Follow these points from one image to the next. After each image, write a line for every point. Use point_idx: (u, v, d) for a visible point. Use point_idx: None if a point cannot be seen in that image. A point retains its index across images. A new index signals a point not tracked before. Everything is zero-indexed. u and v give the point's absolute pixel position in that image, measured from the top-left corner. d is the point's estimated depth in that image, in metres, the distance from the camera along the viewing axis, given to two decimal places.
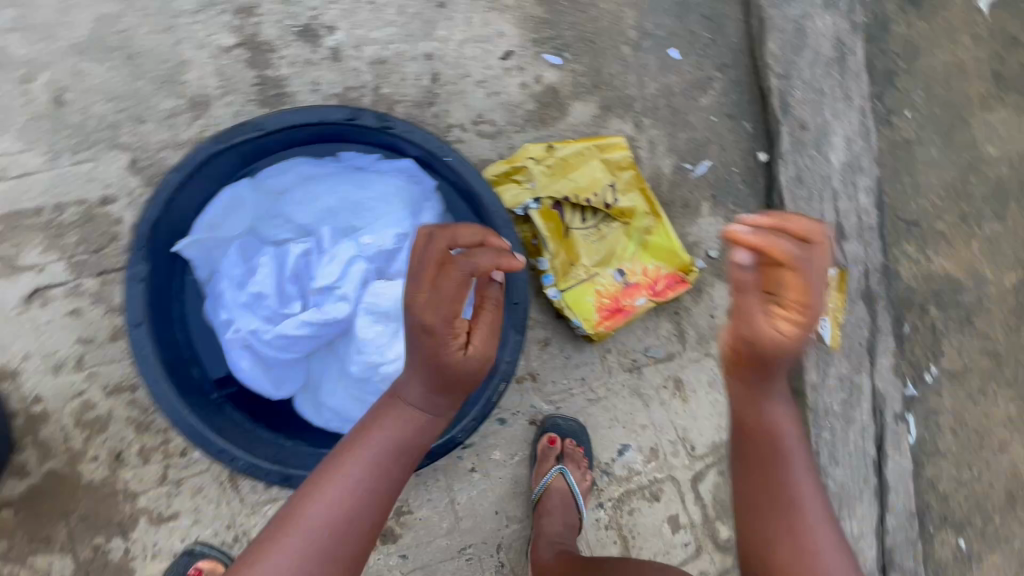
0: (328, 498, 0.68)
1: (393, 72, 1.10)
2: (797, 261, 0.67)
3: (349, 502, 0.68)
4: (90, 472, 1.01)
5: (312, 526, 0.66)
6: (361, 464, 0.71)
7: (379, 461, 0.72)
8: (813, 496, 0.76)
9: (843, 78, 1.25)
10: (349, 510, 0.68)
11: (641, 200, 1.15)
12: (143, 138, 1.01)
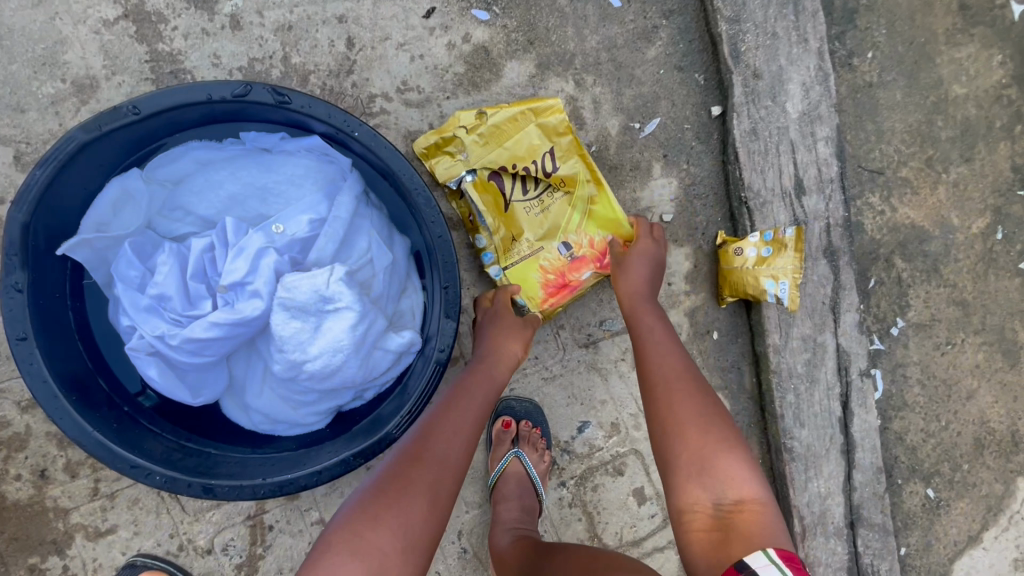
0: (405, 513, 0.66)
1: (302, 40, 1.01)
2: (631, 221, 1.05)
3: (425, 514, 0.67)
4: (15, 492, 0.96)
5: (388, 543, 0.64)
6: (430, 475, 0.70)
7: (445, 470, 0.72)
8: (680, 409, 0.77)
9: (798, 19, 1.15)
10: (424, 523, 0.67)
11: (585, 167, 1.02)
12: (26, 128, 0.94)
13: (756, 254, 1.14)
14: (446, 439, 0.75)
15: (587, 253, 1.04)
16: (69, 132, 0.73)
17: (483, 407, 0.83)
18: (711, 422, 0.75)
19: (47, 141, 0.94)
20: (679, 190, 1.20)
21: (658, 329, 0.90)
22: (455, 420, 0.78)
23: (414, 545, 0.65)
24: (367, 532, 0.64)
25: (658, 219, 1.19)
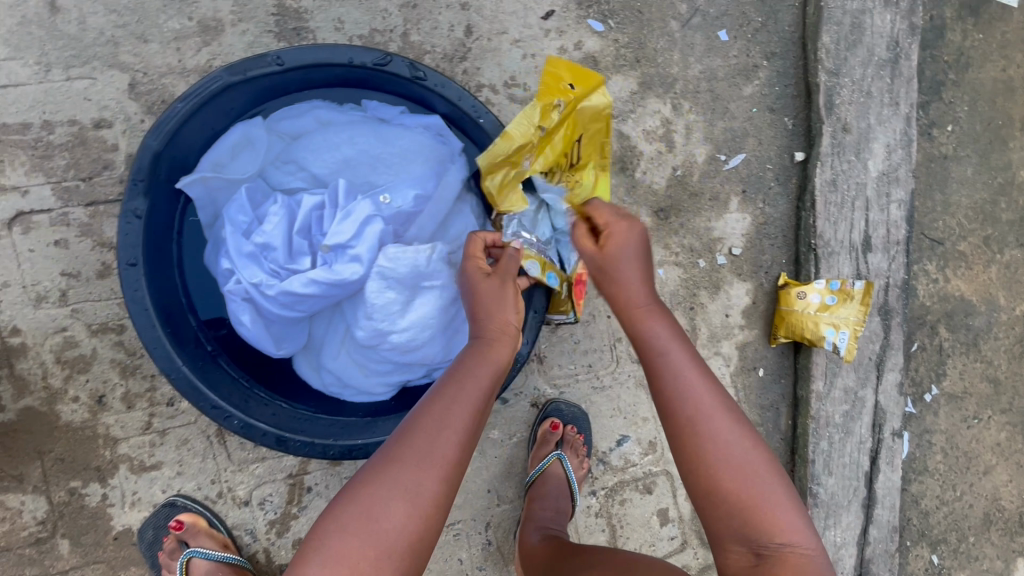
0: (379, 518, 0.61)
1: (424, 19, 1.03)
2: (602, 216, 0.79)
3: (404, 517, 0.61)
4: (68, 413, 0.96)
5: (363, 555, 0.59)
6: (410, 478, 0.62)
7: (430, 470, 0.63)
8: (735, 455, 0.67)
9: (893, 82, 1.19)
10: (404, 528, 0.61)
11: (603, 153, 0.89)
12: (146, 59, 0.94)
13: (819, 300, 1.18)
14: (433, 435, 0.64)
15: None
16: (216, 72, 0.75)
17: (481, 390, 0.68)
18: (758, 471, 0.67)
19: (164, 74, 0.94)
20: (752, 227, 1.22)
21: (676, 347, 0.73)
22: (447, 405, 0.67)
23: (389, 552, 0.60)
24: (339, 540, 0.60)
25: (727, 251, 1.22)
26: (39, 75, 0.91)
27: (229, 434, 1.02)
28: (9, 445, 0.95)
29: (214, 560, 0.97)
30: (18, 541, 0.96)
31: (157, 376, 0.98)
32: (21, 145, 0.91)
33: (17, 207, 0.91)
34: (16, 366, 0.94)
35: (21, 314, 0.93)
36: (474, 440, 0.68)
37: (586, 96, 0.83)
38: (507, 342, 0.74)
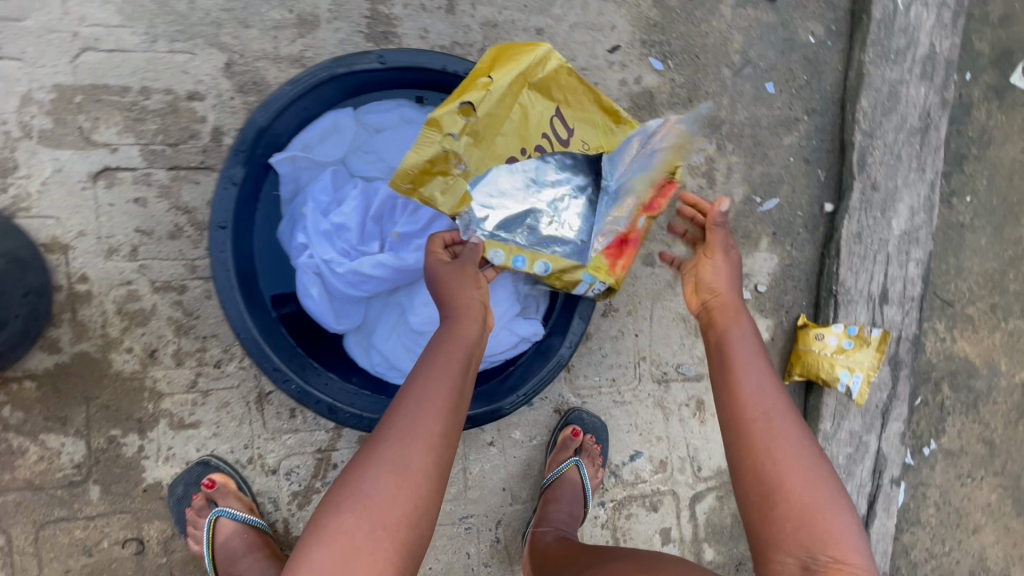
0: (371, 496, 0.65)
1: (501, 39, 1.10)
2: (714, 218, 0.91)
3: (394, 494, 0.65)
4: (120, 363, 1.00)
5: (360, 529, 0.63)
6: (399, 458, 0.66)
7: (416, 448, 0.67)
8: (776, 452, 0.69)
9: (922, 149, 1.27)
10: (396, 504, 0.65)
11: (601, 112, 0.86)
12: (244, 42, 1.00)
13: (837, 343, 1.26)
14: (417, 415, 0.69)
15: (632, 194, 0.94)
16: (325, 63, 0.82)
17: (453, 368, 0.73)
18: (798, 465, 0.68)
19: (259, 58, 1.01)
20: (778, 267, 1.30)
21: (753, 348, 0.81)
22: (431, 385, 0.71)
23: (386, 524, 0.64)
24: (337, 519, 0.64)
25: (753, 287, 1.29)
26: (143, 44, 0.97)
27: (268, 403, 1.05)
28: (58, 387, 0.98)
29: (240, 522, 1.00)
30: (52, 482, 0.99)
31: (209, 338, 1.02)
32: (116, 106, 0.96)
33: (104, 162, 0.96)
34: (78, 312, 0.97)
35: (91, 263, 0.97)
36: (457, 418, 0.72)
37: (535, 65, 0.79)
38: (471, 322, 0.78)
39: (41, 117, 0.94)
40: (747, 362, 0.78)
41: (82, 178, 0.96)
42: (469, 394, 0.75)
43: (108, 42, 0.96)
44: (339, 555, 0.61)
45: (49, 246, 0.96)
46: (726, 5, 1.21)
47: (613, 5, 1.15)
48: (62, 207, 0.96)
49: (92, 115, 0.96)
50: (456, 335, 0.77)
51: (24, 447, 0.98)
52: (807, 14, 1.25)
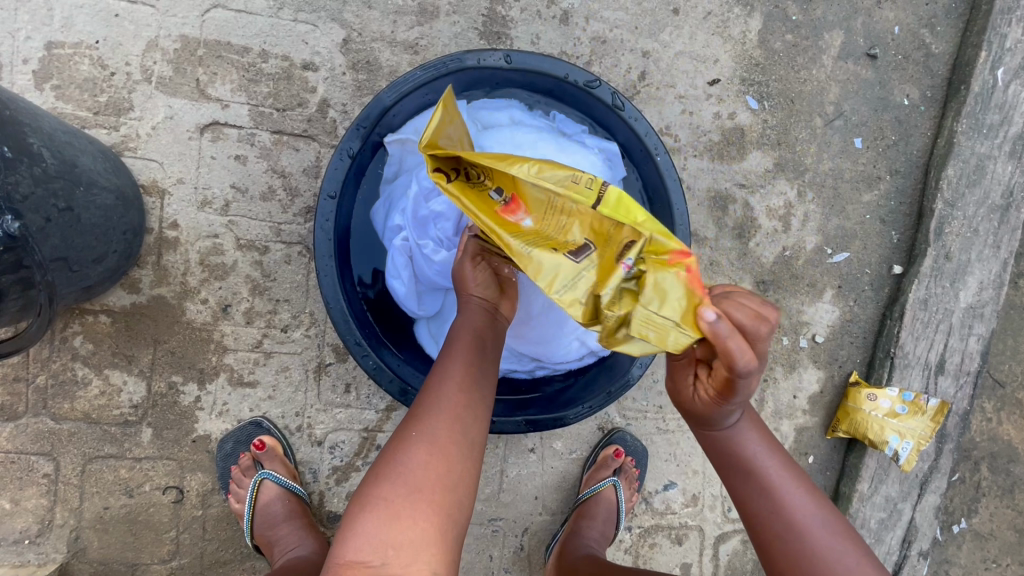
0: (404, 462, 0.61)
1: (608, 55, 1.12)
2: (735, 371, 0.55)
3: (428, 460, 0.61)
4: (193, 312, 1.01)
5: (398, 493, 0.58)
6: (428, 428, 0.63)
7: (444, 417, 0.64)
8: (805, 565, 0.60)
9: (1000, 227, 1.24)
10: (432, 469, 0.60)
11: (522, 193, 0.64)
12: (364, 21, 1.02)
13: (889, 406, 1.24)
14: (442, 389, 0.66)
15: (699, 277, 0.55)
16: (458, 54, 0.85)
17: (468, 346, 0.72)
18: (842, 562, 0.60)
19: (375, 39, 1.03)
20: (838, 321, 1.29)
21: (759, 447, 0.66)
22: (451, 363, 0.69)
23: (421, 490, 0.59)
24: (375, 489, 0.60)
25: (810, 336, 1.28)
26: (270, 10, 1.00)
27: (325, 374, 1.05)
28: (131, 326, 0.99)
29: (282, 487, 1.01)
30: (108, 418, 1.00)
31: (281, 302, 1.03)
32: (235, 64, 0.99)
33: (214, 116, 0.99)
34: (163, 257, 0.99)
35: (184, 211, 0.99)
36: (483, 391, 0.69)
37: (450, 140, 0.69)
38: (483, 312, 0.76)
39: (163, 64, 0.98)
40: (752, 488, 0.64)
41: (192, 128, 0.99)
42: (493, 369, 0.72)
43: (238, 2, 0.99)
44: (379, 523, 0.57)
45: (148, 188, 0.98)
46: (828, 56, 1.22)
47: (718, 39, 1.17)
48: (168, 153, 0.99)
49: (212, 70, 0.99)
50: (472, 320, 0.75)
51: (87, 379, 0.99)
52: (904, 77, 1.26)
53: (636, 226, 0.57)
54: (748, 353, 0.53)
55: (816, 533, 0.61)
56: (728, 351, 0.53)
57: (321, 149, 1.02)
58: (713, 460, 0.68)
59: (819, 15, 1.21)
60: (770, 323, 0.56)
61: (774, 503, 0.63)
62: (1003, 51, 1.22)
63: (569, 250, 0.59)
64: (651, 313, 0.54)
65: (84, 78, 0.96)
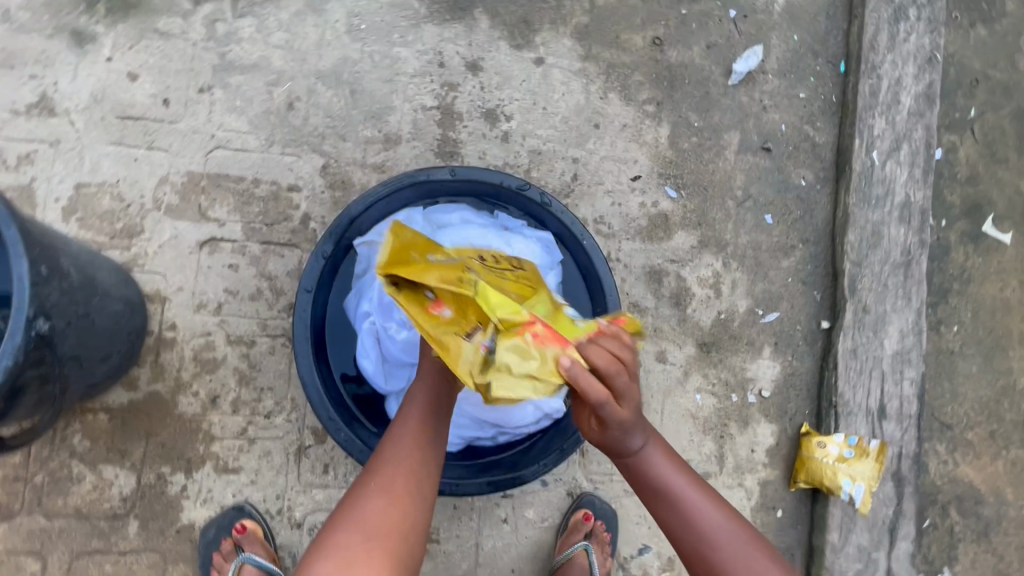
0: (362, 512, 0.69)
1: (544, 163, 1.35)
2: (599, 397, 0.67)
3: (383, 508, 0.70)
4: (184, 405, 1.11)
5: (355, 538, 0.67)
6: (385, 479, 0.72)
7: (400, 471, 0.73)
8: (722, 555, 0.72)
9: (906, 281, 1.41)
10: (386, 518, 0.69)
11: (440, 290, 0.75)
12: (341, 151, 1.25)
13: (838, 451, 1.33)
14: (400, 444, 0.76)
15: (547, 339, 0.67)
16: (413, 172, 1.06)
17: (422, 404, 0.81)
18: (739, 557, 0.72)
19: (350, 164, 1.25)
20: (781, 375, 1.40)
21: (668, 467, 0.76)
22: (408, 422, 0.79)
23: (377, 535, 0.67)
24: (334, 535, 0.68)
25: (757, 391, 1.39)
26: (262, 148, 1.22)
27: (305, 456, 1.13)
28: (127, 422, 1.09)
29: (262, 569, 1.05)
30: (97, 512, 1.06)
31: (265, 390, 1.14)
32: (232, 191, 1.20)
33: (212, 234, 1.17)
34: (161, 355, 1.12)
35: (182, 314, 1.14)
36: (435, 447, 0.79)
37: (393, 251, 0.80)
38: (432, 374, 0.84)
39: (172, 195, 1.18)
40: (668, 504, 0.74)
41: (193, 244, 1.17)
42: (446, 430, 0.82)
43: (236, 144, 1.22)
44: (337, 566, 0.64)
45: (152, 297, 1.14)
46: (729, 151, 1.46)
47: (636, 144, 1.41)
48: (172, 266, 1.15)
49: (213, 196, 1.19)
50: (428, 379, 0.82)
51: (80, 475, 1.06)
52: (798, 163, 1.49)
53: (488, 310, 0.68)
54: (598, 389, 0.66)
55: (726, 542, 0.73)
56: (581, 381, 0.65)
57: (303, 255, 1.20)
58: (630, 482, 0.77)
59: (716, 120, 1.46)
60: (619, 364, 0.68)
61: (683, 515, 0.74)
62: (874, 138, 1.46)
63: (465, 333, 0.70)
64: (509, 375, 0.65)
65: (105, 210, 1.15)
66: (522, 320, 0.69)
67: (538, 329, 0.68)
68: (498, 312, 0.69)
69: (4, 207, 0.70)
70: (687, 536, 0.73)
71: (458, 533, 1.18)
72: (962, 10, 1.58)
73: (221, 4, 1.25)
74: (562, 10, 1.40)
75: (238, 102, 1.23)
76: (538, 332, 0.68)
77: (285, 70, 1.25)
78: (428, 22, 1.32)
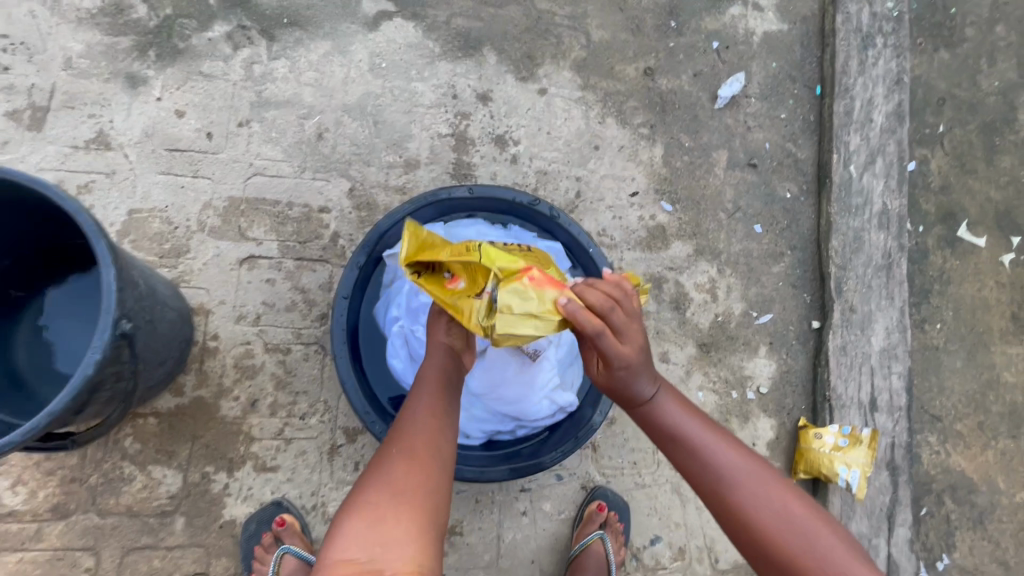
0: (387, 475, 0.76)
1: (549, 182, 1.48)
2: (596, 331, 0.76)
3: (407, 471, 0.77)
4: (226, 408, 1.20)
5: (384, 497, 0.74)
6: (406, 446, 0.80)
7: (419, 437, 0.81)
8: (738, 487, 0.79)
9: (888, 282, 1.52)
10: (409, 479, 0.76)
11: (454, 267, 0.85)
12: (366, 176, 1.38)
13: (833, 442, 1.42)
14: (417, 416, 0.84)
15: (543, 283, 0.77)
16: (436, 192, 1.18)
17: (434, 379, 0.89)
18: (752, 489, 0.79)
19: (374, 187, 1.38)
20: (777, 372, 1.50)
21: (678, 412, 0.85)
22: (423, 396, 0.87)
23: (402, 494, 0.74)
24: (363, 497, 0.75)
25: (756, 388, 1.48)
26: (295, 174, 1.35)
27: (337, 454, 1.22)
28: (174, 425, 1.18)
29: (302, 559, 1.14)
30: (147, 509, 1.15)
31: (300, 394, 1.23)
32: (268, 213, 1.32)
33: (251, 252, 1.29)
34: (205, 363, 1.22)
35: (224, 325, 1.24)
36: (449, 417, 0.87)
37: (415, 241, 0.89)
38: (440, 352, 0.93)
39: (214, 218, 1.30)
40: (682, 447, 0.83)
41: (234, 262, 1.28)
42: (458, 401, 0.90)
43: (272, 171, 1.34)
44: (369, 522, 0.71)
45: (197, 310, 1.24)
46: (718, 168, 1.59)
47: (632, 163, 1.54)
48: (215, 281, 1.27)
49: (251, 218, 1.31)
50: (439, 356, 0.92)
51: (132, 475, 1.15)
52: (783, 177, 1.62)
53: (489, 263, 0.78)
54: (592, 321, 0.75)
55: (740, 474, 0.80)
56: (576, 314, 0.74)
57: (333, 269, 1.31)
58: (647, 432, 0.87)
59: (705, 140, 1.60)
60: (613, 303, 0.78)
61: (696, 452, 0.82)
62: (850, 152, 1.59)
63: (476, 295, 0.80)
64: (512, 315, 0.75)
65: (155, 232, 1.27)
66: (519, 268, 0.78)
67: (534, 273, 0.78)
68: (497, 263, 0.79)
69: (94, 224, 0.82)
70: (703, 473, 0.81)
71: (480, 525, 1.26)
72: (925, 36, 1.74)
73: (258, 48, 1.39)
74: (561, 46, 1.55)
75: (273, 134, 1.37)
76: (533, 275, 0.77)
77: (315, 105, 1.39)
78: (442, 59, 1.47)
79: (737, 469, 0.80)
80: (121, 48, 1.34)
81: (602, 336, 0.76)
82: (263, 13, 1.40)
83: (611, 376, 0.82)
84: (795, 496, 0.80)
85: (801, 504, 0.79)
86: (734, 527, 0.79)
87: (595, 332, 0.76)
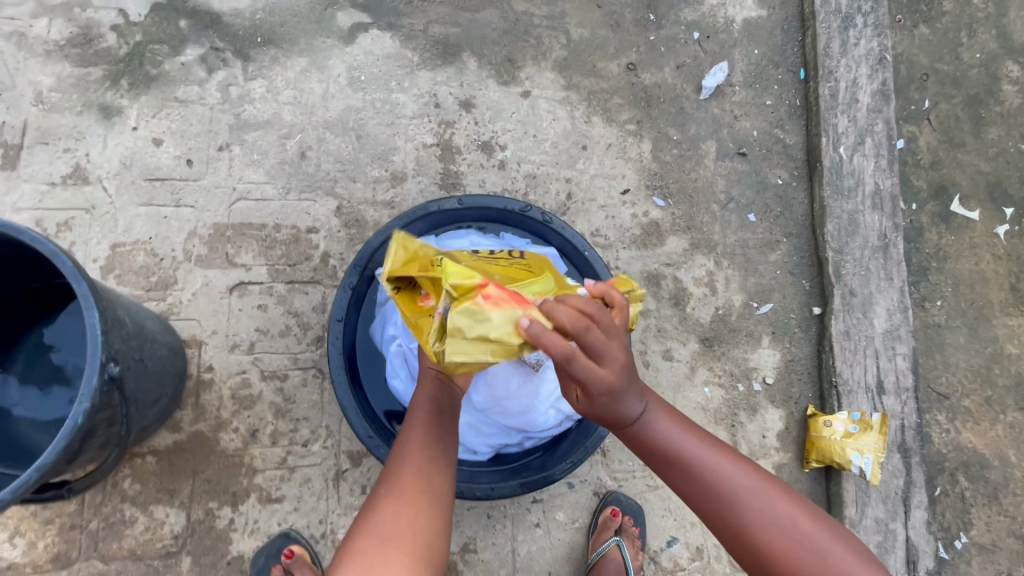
0: (376, 520, 0.73)
1: (539, 185, 1.46)
2: (565, 354, 0.68)
3: (397, 513, 0.73)
4: (226, 441, 1.17)
5: (372, 543, 0.69)
6: (396, 486, 0.77)
7: (410, 474, 0.78)
8: (738, 505, 0.77)
9: (886, 263, 1.51)
10: (399, 521, 0.72)
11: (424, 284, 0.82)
12: (353, 193, 1.35)
13: (844, 429, 1.41)
14: (407, 453, 0.82)
15: (501, 301, 0.71)
16: (425, 205, 1.16)
17: (424, 412, 0.88)
18: (753, 504, 0.77)
19: (362, 203, 1.35)
20: (781, 362, 1.49)
21: (668, 426, 0.82)
22: (414, 432, 0.85)
23: (392, 538, 0.70)
24: (352, 547, 0.70)
25: (762, 379, 1.47)
26: (280, 195, 1.32)
27: (343, 480, 1.19)
28: (173, 462, 1.15)
29: None
30: (152, 552, 1.12)
31: (301, 420, 1.20)
32: (255, 237, 1.29)
33: (240, 279, 1.26)
34: (201, 396, 1.19)
35: (218, 355, 1.21)
36: (442, 449, 0.84)
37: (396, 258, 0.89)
38: (431, 382, 0.92)
39: (200, 246, 1.27)
40: (678, 466, 0.80)
41: (223, 290, 1.25)
42: (450, 433, 0.88)
43: (256, 194, 1.31)
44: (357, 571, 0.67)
45: (189, 342, 1.21)
46: (708, 160, 1.58)
47: (622, 161, 1.52)
48: (205, 311, 1.23)
49: (238, 244, 1.28)
50: (430, 387, 0.91)
51: (133, 516, 1.12)
52: (773, 164, 1.61)
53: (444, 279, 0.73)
54: (557, 342, 0.67)
55: (739, 490, 0.78)
56: (537, 336, 0.67)
57: (325, 290, 1.28)
58: (638, 450, 0.83)
59: (694, 132, 1.58)
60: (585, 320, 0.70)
61: (691, 469, 0.80)
62: (839, 135, 1.58)
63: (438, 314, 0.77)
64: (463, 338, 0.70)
65: (140, 266, 1.24)
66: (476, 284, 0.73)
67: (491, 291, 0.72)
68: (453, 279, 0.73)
69: (73, 265, 0.79)
70: (703, 493, 0.79)
71: (495, 541, 1.24)
72: (905, 13, 1.73)
73: (233, 70, 1.36)
74: (542, 47, 1.53)
75: (255, 156, 1.33)
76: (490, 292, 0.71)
77: (295, 123, 1.36)
78: (422, 68, 1.45)
79: (736, 485, 0.78)
80: (92, 78, 1.31)
81: (573, 358, 0.69)
82: (235, 34, 1.37)
83: (589, 399, 0.75)
84: (796, 505, 0.78)
85: (800, 508, 0.78)
86: (738, 544, 0.77)
87: (562, 354, 0.68)
